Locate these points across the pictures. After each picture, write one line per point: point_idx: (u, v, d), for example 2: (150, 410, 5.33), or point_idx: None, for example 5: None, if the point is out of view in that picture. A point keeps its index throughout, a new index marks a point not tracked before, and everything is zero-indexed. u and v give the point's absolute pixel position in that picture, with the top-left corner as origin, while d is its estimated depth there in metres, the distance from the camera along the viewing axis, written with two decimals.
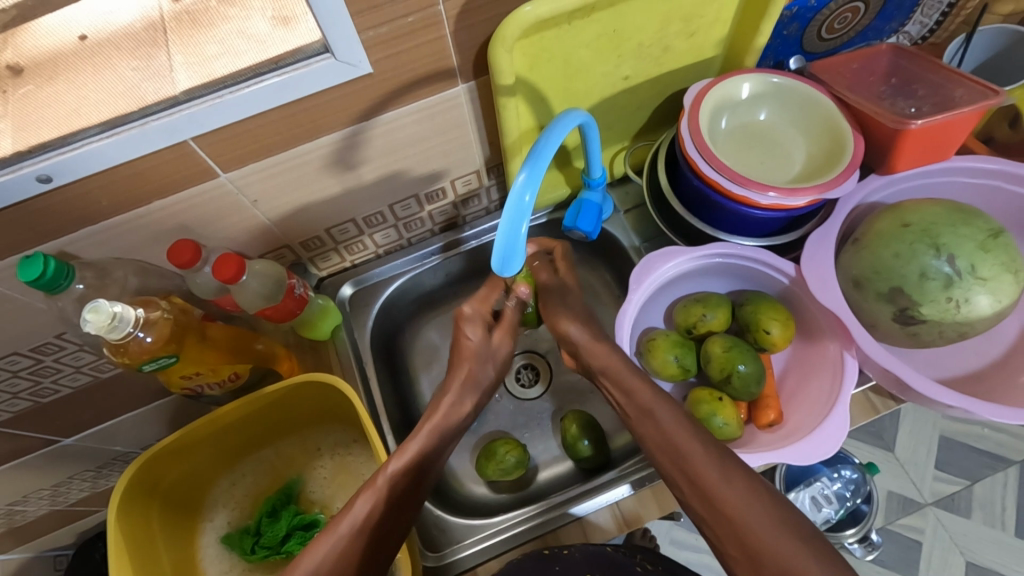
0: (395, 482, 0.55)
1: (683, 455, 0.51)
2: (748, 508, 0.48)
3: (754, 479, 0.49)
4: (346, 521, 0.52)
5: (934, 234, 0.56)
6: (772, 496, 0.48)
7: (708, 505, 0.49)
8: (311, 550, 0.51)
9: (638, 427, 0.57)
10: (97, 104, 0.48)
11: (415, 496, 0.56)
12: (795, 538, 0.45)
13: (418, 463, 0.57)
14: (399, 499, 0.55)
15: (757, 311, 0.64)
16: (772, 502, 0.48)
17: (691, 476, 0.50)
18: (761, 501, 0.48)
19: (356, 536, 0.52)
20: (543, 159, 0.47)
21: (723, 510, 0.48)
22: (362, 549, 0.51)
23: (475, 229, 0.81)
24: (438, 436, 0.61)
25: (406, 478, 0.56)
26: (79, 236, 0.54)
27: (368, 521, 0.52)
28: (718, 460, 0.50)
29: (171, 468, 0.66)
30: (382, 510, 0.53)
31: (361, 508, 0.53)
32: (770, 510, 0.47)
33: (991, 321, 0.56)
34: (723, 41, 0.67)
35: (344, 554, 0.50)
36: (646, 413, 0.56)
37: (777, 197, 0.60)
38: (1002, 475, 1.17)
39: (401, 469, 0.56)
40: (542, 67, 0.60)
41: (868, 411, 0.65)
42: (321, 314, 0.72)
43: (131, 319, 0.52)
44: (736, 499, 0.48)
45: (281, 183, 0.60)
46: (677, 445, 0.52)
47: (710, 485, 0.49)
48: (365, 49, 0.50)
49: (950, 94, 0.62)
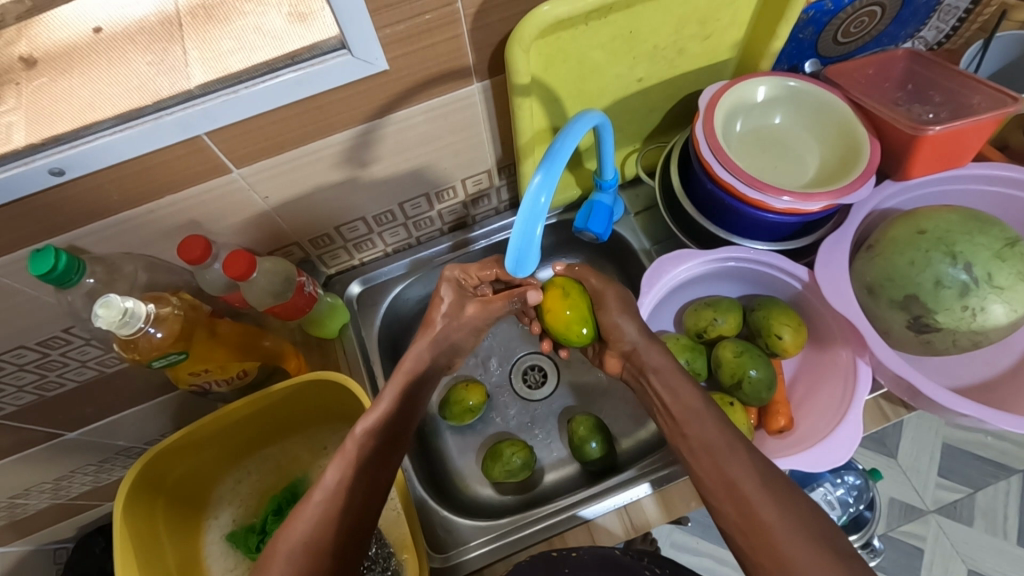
0: (363, 443, 0.55)
1: (721, 462, 0.51)
2: (785, 524, 0.47)
3: (795, 494, 0.49)
4: (318, 490, 0.53)
5: (950, 242, 0.56)
6: (809, 515, 0.48)
7: (744, 515, 0.49)
8: (295, 520, 0.51)
9: (676, 431, 0.56)
10: (110, 98, 0.48)
11: (389, 455, 0.56)
12: (830, 556, 0.45)
13: (387, 425, 0.57)
14: (368, 461, 0.55)
15: (768, 316, 0.64)
16: (809, 520, 0.48)
17: (729, 484, 0.50)
18: (801, 517, 0.48)
19: (331, 501, 0.52)
20: (558, 160, 0.46)
21: (760, 520, 0.48)
22: (343, 516, 0.52)
23: (484, 229, 0.80)
24: (409, 392, 0.60)
25: (372, 440, 0.55)
26: (89, 231, 0.53)
27: (339, 485, 0.53)
28: (757, 472, 0.51)
29: (176, 464, 0.66)
30: (354, 476, 0.53)
31: (331, 475, 0.53)
32: (808, 528, 0.47)
33: (1007, 330, 0.55)
34: (739, 44, 0.66)
35: (324, 520, 0.51)
36: (682, 418, 0.55)
37: (792, 202, 0.59)
38: (1004, 484, 1.16)
39: (366, 433, 0.56)
40: (557, 67, 0.60)
41: (878, 419, 0.65)
42: (329, 313, 0.71)
43: (142, 315, 0.52)
44: (774, 512, 0.48)
45: (291, 180, 0.59)
46: (716, 452, 0.52)
47: (748, 494, 0.49)
48: (382, 46, 0.49)
49: (967, 100, 0.62)
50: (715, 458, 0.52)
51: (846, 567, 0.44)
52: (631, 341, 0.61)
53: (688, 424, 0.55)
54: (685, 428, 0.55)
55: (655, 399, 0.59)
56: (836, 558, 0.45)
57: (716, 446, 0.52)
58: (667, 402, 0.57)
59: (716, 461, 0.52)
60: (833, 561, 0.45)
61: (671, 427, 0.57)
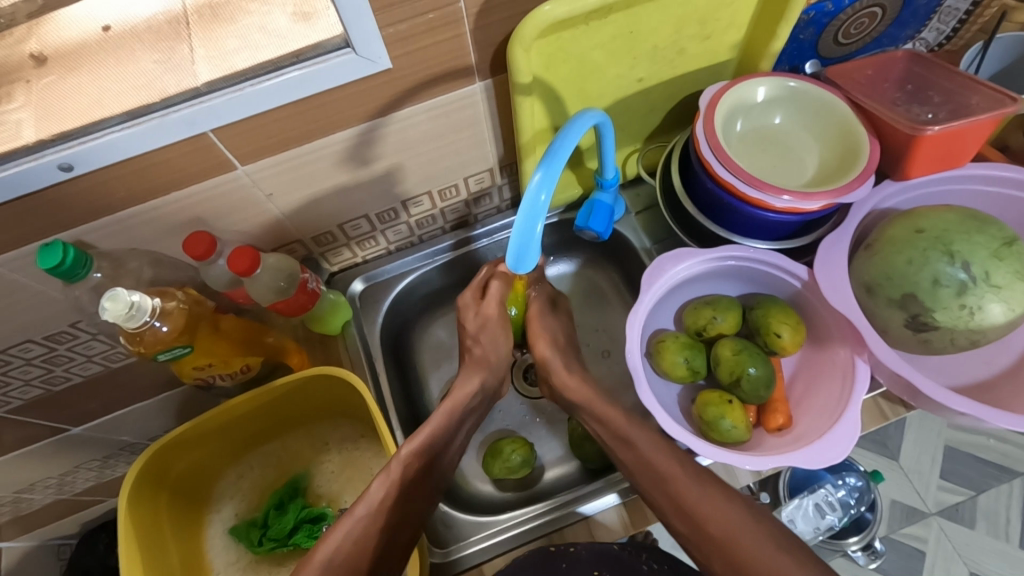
0: (409, 463, 0.57)
1: (661, 475, 0.55)
2: (730, 525, 0.51)
3: (732, 499, 0.53)
4: (364, 503, 0.54)
5: (948, 241, 0.56)
6: (747, 517, 0.52)
7: (691, 524, 0.52)
8: (333, 533, 0.53)
9: (615, 438, 0.59)
10: (118, 96, 0.49)
11: (427, 477, 0.58)
12: (778, 553, 0.49)
13: (429, 446, 0.59)
14: (410, 483, 0.56)
15: (767, 315, 0.64)
16: (751, 522, 0.52)
17: (673, 498, 0.54)
18: (743, 518, 0.52)
19: (374, 515, 0.54)
20: (558, 159, 0.47)
21: (707, 528, 0.52)
22: (381, 532, 0.53)
23: (486, 228, 0.81)
24: (452, 418, 0.62)
25: (418, 459, 0.58)
26: (96, 226, 0.54)
27: (384, 502, 0.54)
28: (696, 481, 0.54)
29: (180, 458, 0.67)
30: (396, 496, 0.55)
31: (377, 491, 0.55)
32: (751, 525, 0.51)
33: (1005, 329, 0.56)
34: (739, 45, 0.67)
35: (362, 539, 0.53)
36: (620, 442, 0.58)
37: (791, 201, 0.60)
38: (1007, 487, 1.16)
39: (413, 453, 0.57)
40: (558, 67, 0.60)
41: (877, 418, 0.65)
42: (331, 309, 0.72)
43: (148, 309, 0.53)
44: (720, 517, 0.52)
45: (296, 177, 0.60)
46: (653, 466, 0.55)
47: (692, 505, 0.53)
48: (385, 45, 0.50)
49: (966, 101, 0.62)
50: (655, 474, 0.55)
51: (792, 559, 0.49)
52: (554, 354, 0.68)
53: (628, 444, 0.58)
54: (625, 437, 0.58)
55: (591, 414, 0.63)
56: (779, 551, 0.49)
57: (653, 462, 0.55)
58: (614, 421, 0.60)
59: (657, 477, 0.55)
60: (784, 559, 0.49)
61: (613, 446, 0.60)
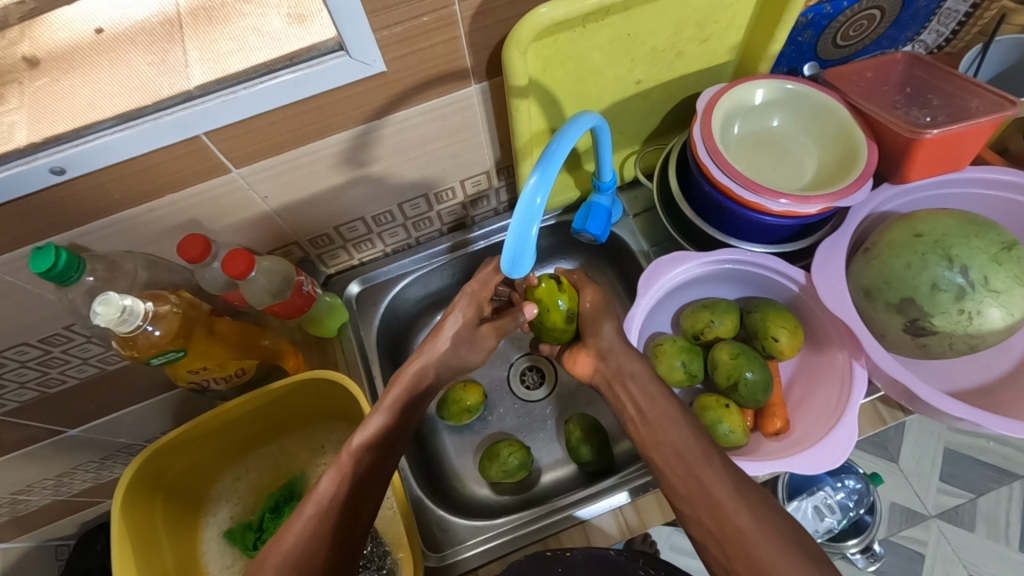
0: (359, 457, 0.55)
1: (695, 464, 0.52)
2: (760, 531, 0.48)
3: (767, 503, 0.50)
4: (312, 503, 0.52)
5: (947, 245, 0.56)
6: (786, 525, 0.49)
7: (718, 522, 0.49)
8: (285, 532, 0.51)
9: (647, 436, 0.56)
10: (112, 98, 0.49)
11: (381, 471, 0.56)
12: (800, 560, 0.46)
13: (382, 438, 0.56)
14: (364, 474, 0.54)
15: (765, 318, 0.64)
16: (794, 539, 0.48)
17: (704, 490, 0.51)
18: (772, 522, 0.48)
19: (322, 514, 0.52)
20: (554, 162, 0.47)
21: (735, 528, 0.48)
22: (334, 527, 0.51)
23: (483, 230, 0.81)
24: (406, 406, 0.59)
25: (370, 452, 0.55)
26: (90, 229, 0.54)
27: (333, 501, 0.52)
28: (735, 484, 0.51)
29: (174, 461, 0.66)
30: (344, 487, 0.53)
31: (326, 488, 0.53)
32: (786, 540, 0.47)
33: (1004, 334, 0.55)
34: (738, 47, 0.67)
35: (315, 533, 0.51)
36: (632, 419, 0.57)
37: (789, 205, 0.59)
38: (1007, 490, 1.16)
39: (365, 445, 0.55)
40: (555, 69, 0.60)
41: (876, 422, 0.65)
42: (327, 312, 0.72)
43: (141, 313, 0.52)
44: (751, 521, 0.48)
45: (290, 179, 0.60)
46: (689, 455, 0.53)
47: (724, 502, 0.50)
48: (380, 48, 0.50)
49: (965, 104, 0.62)
50: (692, 467, 0.52)
51: (818, 569, 0.45)
52: (607, 341, 0.62)
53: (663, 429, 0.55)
54: (658, 435, 0.55)
55: (626, 402, 0.59)
56: (809, 562, 0.46)
57: (689, 449, 0.53)
58: (643, 415, 0.57)
59: (691, 467, 0.52)
60: (805, 563, 0.46)
61: (641, 429, 0.57)
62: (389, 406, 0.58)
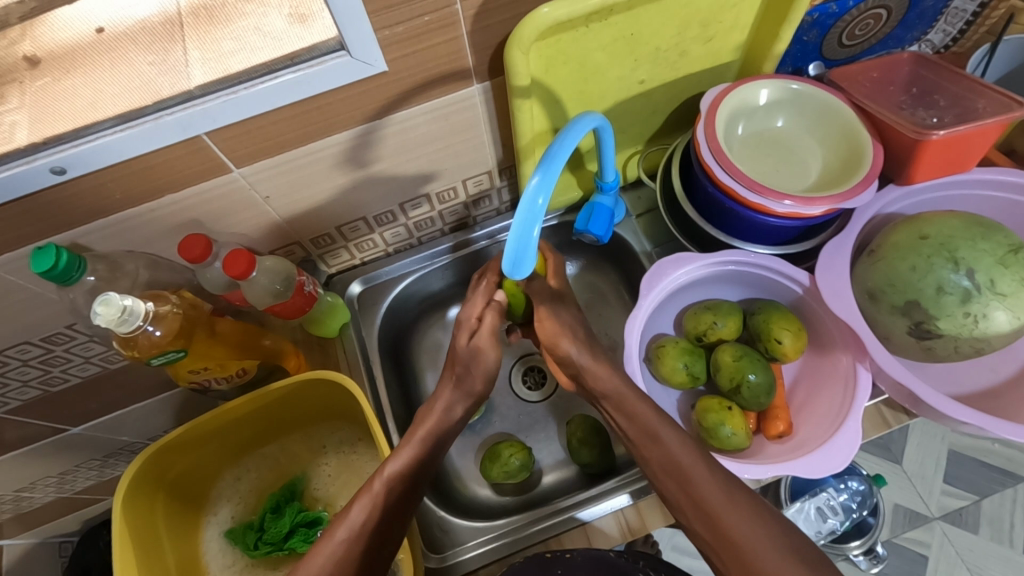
0: (391, 487, 0.55)
1: (688, 473, 0.53)
2: (759, 534, 0.49)
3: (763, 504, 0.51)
4: (343, 527, 0.53)
5: (953, 248, 0.55)
6: (784, 531, 0.49)
7: (710, 526, 0.50)
8: (314, 555, 0.51)
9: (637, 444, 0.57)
10: (113, 98, 0.48)
11: (410, 503, 0.56)
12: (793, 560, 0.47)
13: (414, 469, 0.57)
14: (395, 505, 0.55)
15: (768, 321, 0.63)
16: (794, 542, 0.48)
17: (699, 501, 0.51)
18: (764, 525, 0.49)
19: (352, 541, 0.52)
20: (556, 162, 0.46)
21: (730, 535, 0.49)
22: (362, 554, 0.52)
23: (485, 230, 0.80)
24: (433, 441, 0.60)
25: (397, 482, 0.56)
26: (91, 228, 0.54)
27: (365, 527, 0.53)
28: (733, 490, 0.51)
29: (176, 461, 0.66)
30: (376, 516, 0.54)
31: (358, 514, 0.54)
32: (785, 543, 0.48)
33: (1010, 337, 0.55)
34: (742, 46, 0.66)
35: (345, 557, 0.51)
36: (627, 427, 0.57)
37: (793, 206, 0.59)
38: (1011, 492, 1.15)
39: (395, 475, 0.56)
40: (558, 69, 0.60)
41: (879, 426, 0.64)
42: (329, 311, 0.72)
43: (141, 313, 0.52)
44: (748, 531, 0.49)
45: (292, 180, 0.60)
46: (682, 461, 0.53)
47: (718, 510, 0.50)
48: (381, 47, 0.49)
49: (972, 105, 0.61)
50: (687, 479, 0.52)
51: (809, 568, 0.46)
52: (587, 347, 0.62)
53: (665, 433, 0.55)
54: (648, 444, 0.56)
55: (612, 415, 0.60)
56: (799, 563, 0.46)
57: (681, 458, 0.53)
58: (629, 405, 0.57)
59: (681, 479, 0.53)
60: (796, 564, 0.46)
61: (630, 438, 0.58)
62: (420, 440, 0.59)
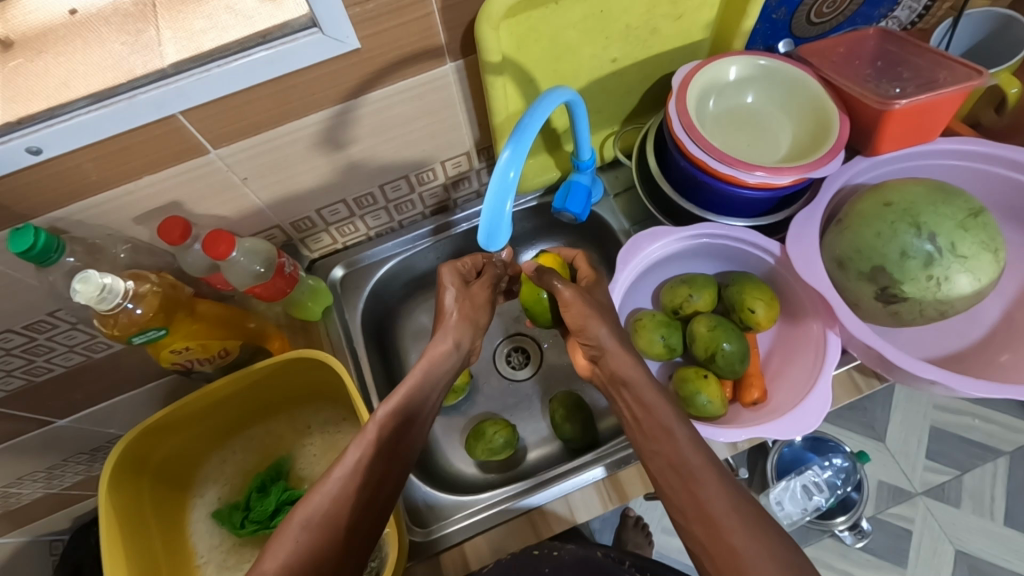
0: (385, 428, 0.55)
1: (695, 473, 0.50)
2: (749, 535, 0.47)
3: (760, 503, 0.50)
4: (340, 468, 0.53)
5: (915, 213, 0.57)
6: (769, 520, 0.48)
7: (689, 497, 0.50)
8: (313, 494, 0.51)
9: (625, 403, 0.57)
10: (86, 78, 0.49)
11: (401, 445, 0.56)
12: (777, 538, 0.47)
13: (406, 407, 0.57)
14: (387, 447, 0.55)
15: (742, 291, 0.65)
16: None
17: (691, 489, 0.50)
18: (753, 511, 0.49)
19: (350, 479, 0.52)
20: (526, 135, 0.48)
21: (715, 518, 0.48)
22: (361, 496, 0.52)
23: (466, 212, 0.82)
24: (426, 385, 0.60)
25: (394, 420, 0.56)
26: (70, 212, 0.54)
27: (360, 467, 0.53)
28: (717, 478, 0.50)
29: (160, 443, 0.67)
30: (374, 459, 0.54)
31: (354, 456, 0.53)
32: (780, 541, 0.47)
33: (972, 299, 0.57)
34: (712, 24, 0.67)
35: (341, 497, 0.51)
36: None
37: (764, 176, 0.60)
38: (992, 466, 1.18)
39: (389, 415, 0.56)
40: (530, 47, 0.61)
41: (851, 390, 0.66)
42: (311, 294, 0.73)
43: (120, 291, 0.53)
44: (744, 537, 0.47)
45: (269, 161, 0.60)
46: (686, 460, 0.51)
47: (716, 514, 0.48)
48: (353, 24, 0.50)
49: (934, 76, 0.62)
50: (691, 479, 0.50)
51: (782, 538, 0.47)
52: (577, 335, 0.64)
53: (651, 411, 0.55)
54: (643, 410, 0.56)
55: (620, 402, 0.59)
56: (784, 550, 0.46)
57: (692, 462, 0.51)
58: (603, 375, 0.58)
59: (687, 481, 0.50)
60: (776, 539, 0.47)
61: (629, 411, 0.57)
62: (415, 381, 0.59)
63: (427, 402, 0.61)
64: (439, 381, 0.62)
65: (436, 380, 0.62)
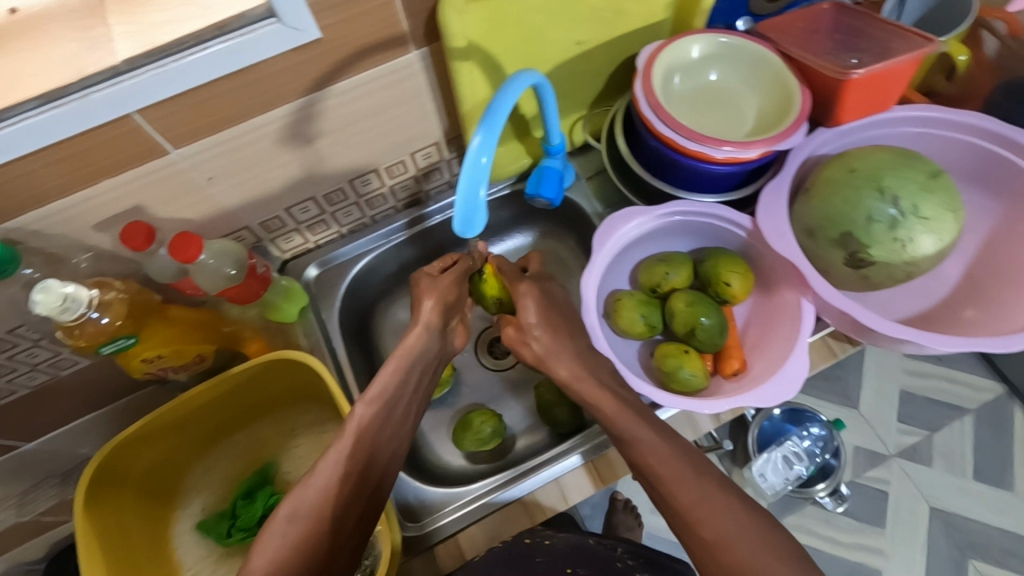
0: (367, 422, 0.55)
1: (681, 480, 0.50)
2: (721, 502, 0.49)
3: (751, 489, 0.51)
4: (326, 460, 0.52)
5: (879, 177, 0.58)
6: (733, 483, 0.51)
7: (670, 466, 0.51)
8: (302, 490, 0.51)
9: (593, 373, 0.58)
10: (33, 79, 0.46)
11: (386, 435, 0.55)
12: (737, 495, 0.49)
13: (386, 401, 0.56)
14: (372, 439, 0.54)
15: (717, 265, 0.66)
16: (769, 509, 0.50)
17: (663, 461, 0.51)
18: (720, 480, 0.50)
19: (335, 472, 0.51)
20: (496, 120, 0.47)
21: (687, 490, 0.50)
22: (347, 484, 0.51)
23: (438, 204, 0.81)
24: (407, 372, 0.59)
25: (372, 410, 0.55)
26: (25, 222, 0.52)
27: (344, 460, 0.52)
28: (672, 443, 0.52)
29: (137, 457, 0.64)
30: (356, 448, 0.53)
31: (335, 455, 0.52)
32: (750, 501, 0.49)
33: (935, 259, 0.59)
34: (673, 4, 0.68)
35: (327, 487, 0.50)
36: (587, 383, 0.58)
37: (732, 151, 0.61)
38: (959, 424, 1.22)
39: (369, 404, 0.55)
40: (494, 31, 0.60)
41: (827, 355, 0.68)
42: (285, 296, 0.70)
43: (84, 300, 0.51)
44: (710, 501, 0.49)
45: (234, 159, 0.58)
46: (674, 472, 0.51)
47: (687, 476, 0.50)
48: (313, 14, 0.49)
49: (888, 45, 0.63)
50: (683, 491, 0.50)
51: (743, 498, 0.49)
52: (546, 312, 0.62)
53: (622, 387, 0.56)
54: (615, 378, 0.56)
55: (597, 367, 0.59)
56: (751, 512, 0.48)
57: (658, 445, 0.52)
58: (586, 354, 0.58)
59: (659, 450, 0.52)
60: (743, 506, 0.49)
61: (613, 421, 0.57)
62: (395, 368, 0.58)
63: (409, 389, 0.59)
64: (422, 366, 0.61)
65: (411, 372, 0.59)
